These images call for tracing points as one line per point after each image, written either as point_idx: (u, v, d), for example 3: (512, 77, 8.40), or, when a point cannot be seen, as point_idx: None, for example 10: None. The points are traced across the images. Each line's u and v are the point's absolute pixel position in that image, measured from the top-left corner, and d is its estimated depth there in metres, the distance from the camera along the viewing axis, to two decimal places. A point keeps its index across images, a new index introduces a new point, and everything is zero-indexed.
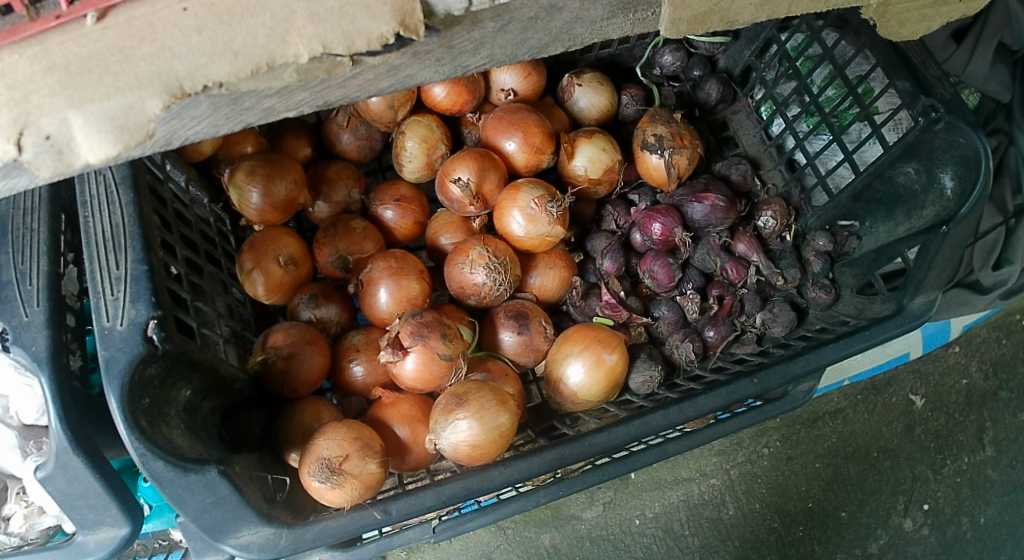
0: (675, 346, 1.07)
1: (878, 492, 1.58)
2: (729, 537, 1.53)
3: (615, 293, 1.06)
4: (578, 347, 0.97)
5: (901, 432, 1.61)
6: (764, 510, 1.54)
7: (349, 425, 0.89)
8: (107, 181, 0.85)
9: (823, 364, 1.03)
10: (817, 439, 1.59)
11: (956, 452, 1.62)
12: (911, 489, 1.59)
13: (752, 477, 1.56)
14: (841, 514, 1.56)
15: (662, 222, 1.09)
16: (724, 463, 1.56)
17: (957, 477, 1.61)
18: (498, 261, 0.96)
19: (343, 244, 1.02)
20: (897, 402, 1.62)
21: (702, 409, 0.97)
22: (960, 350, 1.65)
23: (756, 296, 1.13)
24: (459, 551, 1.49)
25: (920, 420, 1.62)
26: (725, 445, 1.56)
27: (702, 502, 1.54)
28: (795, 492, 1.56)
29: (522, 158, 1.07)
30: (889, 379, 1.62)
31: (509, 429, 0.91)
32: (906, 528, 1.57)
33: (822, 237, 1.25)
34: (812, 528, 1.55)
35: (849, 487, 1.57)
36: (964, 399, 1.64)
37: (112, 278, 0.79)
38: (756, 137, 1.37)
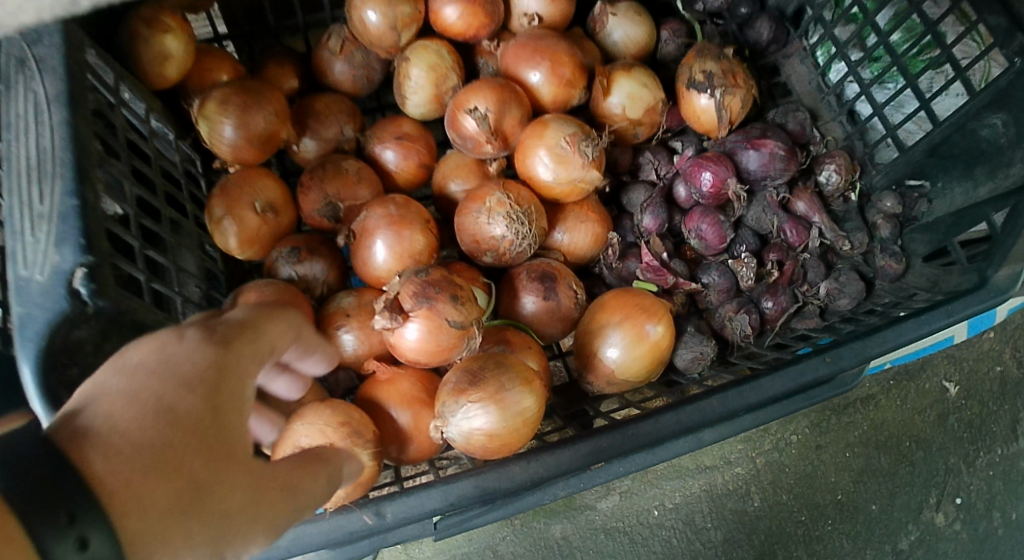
0: (728, 319, 0.90)
1: (910, 484, 1.41)
2: (755, 530, 1.37)
3: (657, 254, 0.88)
4: (616, 316, 0.80)
5: (934, 421, 1.45)
6: (792, 502, 1.38)
7: (336, 406, 0.72)
8: (38, 100, 0.68)
9: (897, 345, 0.84)
10: (848, 427, 1.42)
11: (991, 444, 1.45)
12: (943, 482, 1.42)
13: (780, 467, 1.40)
14: (872, 508, 1.39)
15: (713, 171, 0.92)
16: (750, 450, 1.40)
17: (991, 470, 1.44)
18: (521, 209, 0.79)
19: (332, 187, 0.85)
20: (931, 389, 1.46)
21: (766, 395, 0.81)
22: (994, 336, 1.49)
23: (820, 262, 0.96)
24: (464, 543, 1.31)
25: (953, 409, 1.46)
26: (751, 431, 1.40)
27: (726, 492, 1.38)
28: (823, 483, 1.40)
29: (549, 93, 0.89)
30: (923, 363, 1.47)
31: (534, 417, 0.75)
32: (938, 523, 1.41)
33: (891, 198, 1.07)
34: (840, 522, 1.38)
35: (880, 479, 1.41)
36: (997, 388, 1.48)
37: (34, 216, 0.64)
38: (812, 84, 1.19)
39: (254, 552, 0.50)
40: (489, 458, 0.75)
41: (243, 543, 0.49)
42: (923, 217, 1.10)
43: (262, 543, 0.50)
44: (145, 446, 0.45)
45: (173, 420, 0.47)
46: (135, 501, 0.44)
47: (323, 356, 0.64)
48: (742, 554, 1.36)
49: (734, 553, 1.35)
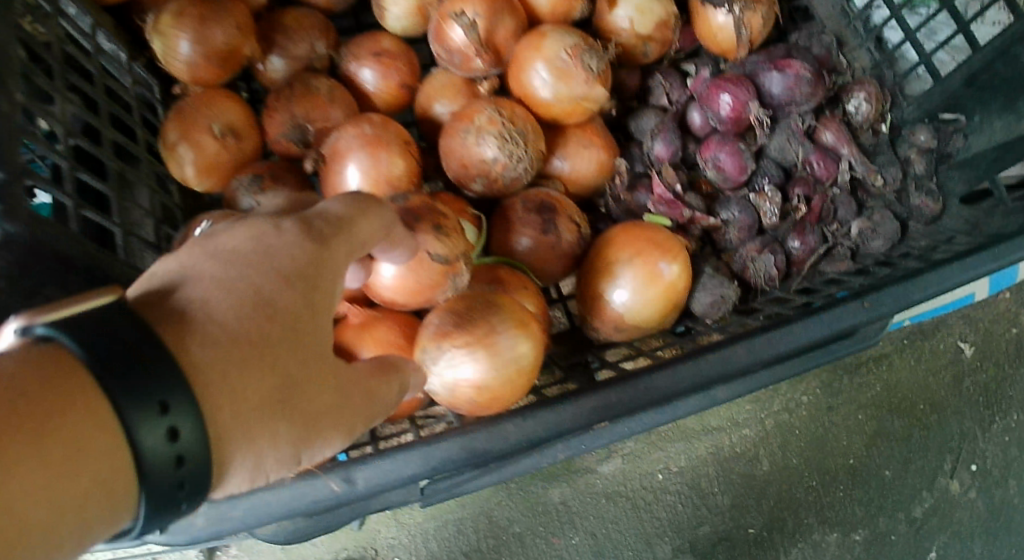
0: (750, 259, 0.80)
1: (924, 449, 1.33)
2: (764, 496, 1.28)
3: (670, 186, 0.78)
4: (625, 253, 0.70)
5: (949, 384, 1.36)
6: (802, 466, 1.29)
7: None
8: None
9: (945, 289, 0.75)
10: (860, 388, 1.33)
11: (1007, 410, 1.36)
12: (959, 447, 1.34)
13: (789, 429, 1.31)
14: (885, 473, 1.31)
15: (733, 93, 0.82)
16: (758, 412, 1.31)
17: (1007, 436, 1.35)
18: (516, 129, 0.69)
19: (302, 108, 0.76)
20: (945, 349, 1.37)
21: (798, 343, 0.71)
22: (1012, 297, 1.40)
23: (851, 198, 0.86)
24: (455, 508, 1.23)
25: (969, 371, 1.37)
26: (759, 392, 1.31)
27: (733, 456, 1.29)
28: (835, 446, 1.31)
29: (548, 4, 0.79)
30: (937, 322, 1.37)
31: (528, 368, 0.65)
32: (953, 491, 1.32)
33: (924, 130, 0.98)
34: (853, 488, 1.30)
35: (894, 443, 1.32)
36: (1015, 349, 1.38)
37: None
38: (836, 7, 1.06)
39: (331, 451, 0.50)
40: (477, 414, 0.66)
41: (320, 440, 0.48)
42: (959, 155, 0.99)
43: (337, 443, 0.50)
44: (241, 336, 0.44)
45: (265, 312, 0.46)
46: (226, 387, 0.43)
47: (405, 251, 0.59)
48: (751, 520, 1.26)
49: (743, 517, 1.26)
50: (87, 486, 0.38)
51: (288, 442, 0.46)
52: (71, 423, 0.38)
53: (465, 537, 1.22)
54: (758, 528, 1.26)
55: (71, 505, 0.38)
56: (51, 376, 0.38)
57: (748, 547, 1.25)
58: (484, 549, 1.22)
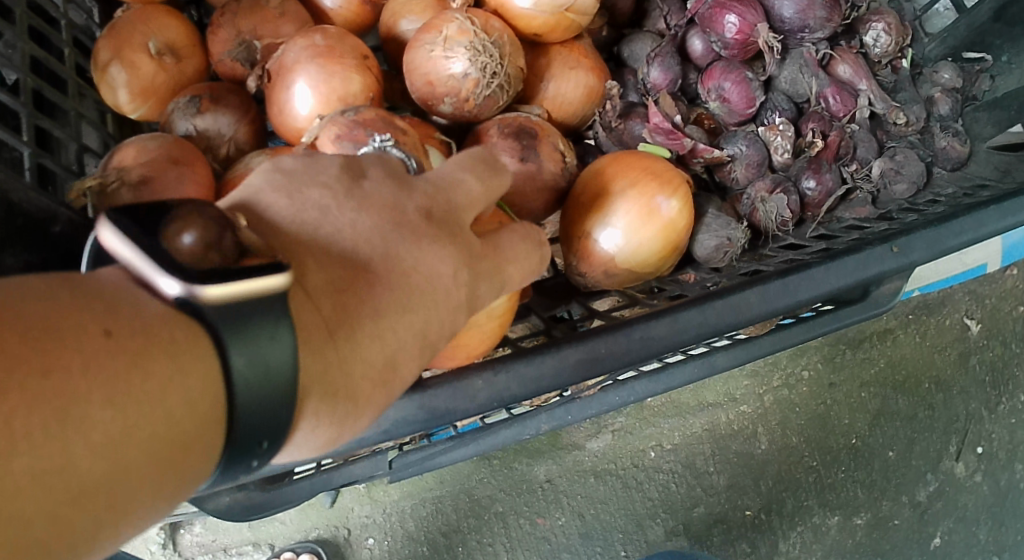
0: (760, 201, 0.70)
1: (929, 430, 1.24)
2: (763, 476, 1.19)
3: (668, 116, 0.69)
4: (620, 184, 0.61)
5: (955, 361, 1.27)
6: (803, 445, 1.21)
7: None
8: None
9: (979, 236, 0.67)
10: (863, 364, 1.25)
11: (1014, 390, 1.27)
12: (965, 428, 1.25)
13: (790, 406, 1.22)
14: (890, 454, 1.22)
15: (739, 14, 0.72)
16: (757, 387, 1.22)
17: (1013, 419, 1.27)
18: (490, 40, 0.60)
19: (248, 23, 0.66)
20: (951, 326, 1.28)
21: (818, 292, 0.61)
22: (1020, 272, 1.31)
23: (871, 136, 0.78)
24: (434, 486, 1.15)
25: (975, 349, 1.28)
26: (759, 365, 1.23)
27: (729, 434, 1.20)
28: (838, 425, 1.22)
29: None
30: (942, 297, 1.29)
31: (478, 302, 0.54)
32: (958, 474, 1.24)
33: (949, 68, 0.88)
34: (856, 469, 1.21)
35: (900, 422, 1.24)
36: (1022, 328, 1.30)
37: None
38: None
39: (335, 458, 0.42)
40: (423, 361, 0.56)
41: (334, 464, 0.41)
42: (985, 98, 0.89)
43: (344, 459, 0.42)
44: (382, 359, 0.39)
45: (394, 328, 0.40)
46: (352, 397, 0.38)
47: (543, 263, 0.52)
48: (748, 502, 1.18)
49: (738, 501, 1.18)
50: (174, 474, 0.31)
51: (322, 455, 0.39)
52: (180, 395, 0.30)
53: (443, 517, 1.14)
54: (755, 510, 1.17)
55: (150, 492, 0.30)
56: (175, 336, 0.30)
57: (746, 530, 1.17)
58: (463, 530, 1.13)
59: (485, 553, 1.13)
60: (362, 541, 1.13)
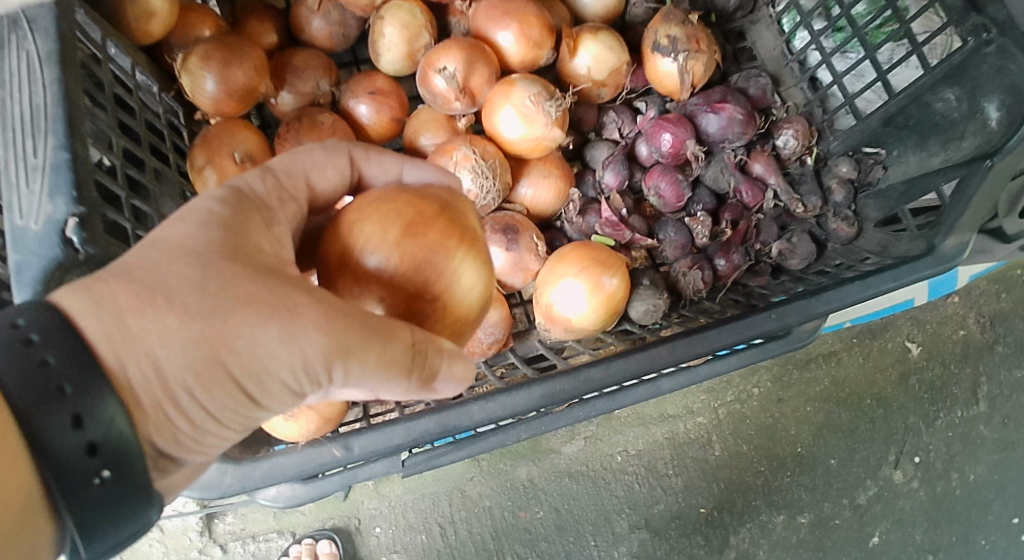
0: (682, 273, 0.95)
1: (870, 440, 1.48)
2: (715, 479, 1.43)
3: (616, 211, 0.94)
4: (575, 267, 0.86)
5: (896, 380, 1.51)
6: (751, 453, 1.46)
7: None
8: (30, 57, 0.70)
9: (844, 305, 0.93)
10: (810, 382, 1.50)
11: (951, 406, 1.51)
12: (903, 440, 1.49)
13: (741, 418, 1.47)
14: (830, 461, 1.46)
15: (673, 132, 0.97)
16: (712, 401, 1.47)
17: (950, 431, 1.50)
18: (487, 163, 0.85)
19: (308, 139, 0.91)
20: (893, 348, 1.53)
21: (713, 345, 0.88)
22: (959, 301, 1.56)
23: (774, 223, 1.02)
24: (432, 483, 1.39)
25: (915, 369, 1.52)
26: (714, 383, 1.47)
27: (687, 441, 1.44)
28: (784, 436, 1.47)
29: (518, 53, 0.95)
30: (886, 323, 1.53)
31: (393, 236, 0.62)
32: (896, 480, 1.47)
33: (846, 163, 1.11)
34: (800, 474, 1.45)
35: (840, 435, 1.48)
36: (960, 350, 1.54)
37: (28, 167, 0.66)
38: (778, 50, 1.21)
39: (271, 333, 0.54)
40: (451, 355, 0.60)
41: (289, 351, 0.54)
42: (878, 184, 1.14)
43: (269, 329, 0.54)
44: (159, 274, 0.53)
45: (196, 266, 0.54)
46: (152, 313, 0.52)
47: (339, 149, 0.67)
48: (702, 501, 1.42)
49: (693, 500, 1.42)
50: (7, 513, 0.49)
51: (253, 362, 0.54)
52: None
53: (439, 509, 1.38)
54: (708, 508, 1.42)
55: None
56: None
57: (701, 525, 1.41)
58: (457, 520, 1.38)
59: (475, 541, 1.37)
60: (371, 528, 1.38)
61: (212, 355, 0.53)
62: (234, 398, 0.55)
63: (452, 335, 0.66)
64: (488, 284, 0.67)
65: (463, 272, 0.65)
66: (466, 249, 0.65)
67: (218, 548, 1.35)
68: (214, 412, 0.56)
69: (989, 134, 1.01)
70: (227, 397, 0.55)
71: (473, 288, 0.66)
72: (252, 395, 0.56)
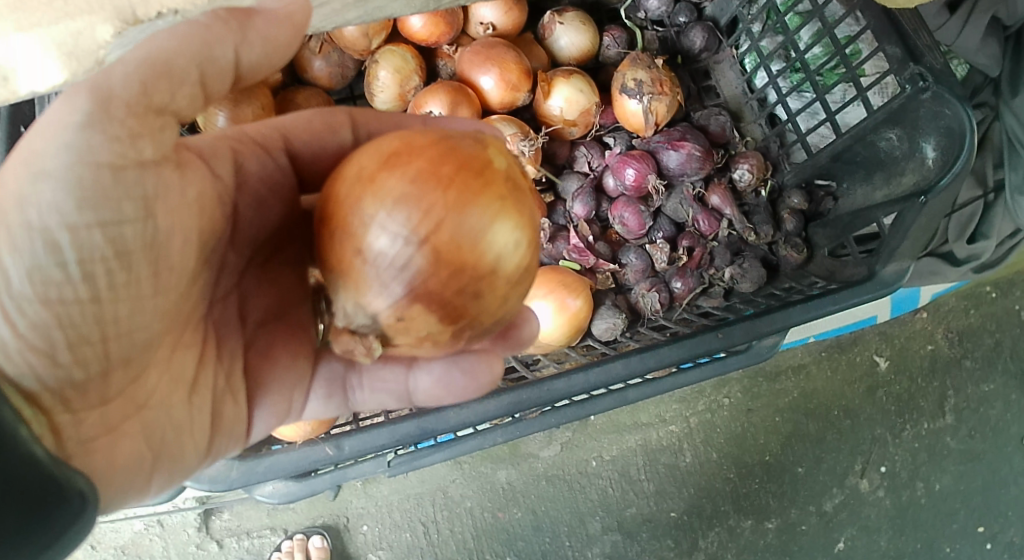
0: (641, 295, 1.13)
1: (836, 450, 1.59)
2: (685, 484, 1.53)
3: (583, 238, 1.13)
4: (544, 289, 1.01)
5: (863, 392, 1.61)
6: (721, 460, 1.55)
7: (272, 294, 0.81)
8: None
9: (787, 325, 1.05)
10: (778, 393, 1.59)
11: (916, 418, 1.61)
12: (869, 450, 1.59)
13: (711, 426, 1.56)
14: (797, 469, 1.57)
15: (636, 167, 1.11)
16: (684, 410, 1.56)
17: (915, 442, 1.60)
18: None
19: None
20: (861, 362, 1.62)
21: (665, 360, 1.02)
22: (928, 316, 1.66)
23: (727, 249, 1.16)
24: (416, 485, 1.48)
25: (883, 382, 1.62)
26: (686, 393, 1.56)
27: (660, 448, 1.54)
28: (753, 444, 1.57)
29: (497, 96, 1.07)
30: (855, 338, 1.62)
31: (371, 167, 0.64)
32: (862, 488, 1.57)
33: (797, 195, 1.22)
34: (767, 481, 1.56)
35: (807, 443, 1.58)
36: (928, 364, 1.64)
37: None
38: (738, 87, 1.30)
39: (51, 145, 0.56)
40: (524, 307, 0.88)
41: (85, 150, 0.57)
42: (830, 214, 1.22)
43: (53, 146, 0.56)
44: None
45: None
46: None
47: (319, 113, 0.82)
48: (673, 506, 1.52)
49: (664, 504, 1.52)
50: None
51: (69, 197, 0.57)
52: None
53: (423, 509, 1.48)
54: (679, 512, 1.52)
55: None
56: None
57: (671, 528, 1.51)
58: (439, 519, 1.48)
59: (456, 539, 1.47)
60: (358, 526, 1.48)
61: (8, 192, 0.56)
62: (99, 251, 0.59)
63: (459, 287, 0.63)
64: (503, 220, 0.64)
65: (473, 213, 0.63)
66: (462, 178, 0.63)
67: (215, 542, 1.45)
68: (93, 288, 0.59)
69: (926, 171, 1.04)
70: (94, 255, 0.58)
71: (478, 226, 0.63)
72: (118, 235, 0.59)
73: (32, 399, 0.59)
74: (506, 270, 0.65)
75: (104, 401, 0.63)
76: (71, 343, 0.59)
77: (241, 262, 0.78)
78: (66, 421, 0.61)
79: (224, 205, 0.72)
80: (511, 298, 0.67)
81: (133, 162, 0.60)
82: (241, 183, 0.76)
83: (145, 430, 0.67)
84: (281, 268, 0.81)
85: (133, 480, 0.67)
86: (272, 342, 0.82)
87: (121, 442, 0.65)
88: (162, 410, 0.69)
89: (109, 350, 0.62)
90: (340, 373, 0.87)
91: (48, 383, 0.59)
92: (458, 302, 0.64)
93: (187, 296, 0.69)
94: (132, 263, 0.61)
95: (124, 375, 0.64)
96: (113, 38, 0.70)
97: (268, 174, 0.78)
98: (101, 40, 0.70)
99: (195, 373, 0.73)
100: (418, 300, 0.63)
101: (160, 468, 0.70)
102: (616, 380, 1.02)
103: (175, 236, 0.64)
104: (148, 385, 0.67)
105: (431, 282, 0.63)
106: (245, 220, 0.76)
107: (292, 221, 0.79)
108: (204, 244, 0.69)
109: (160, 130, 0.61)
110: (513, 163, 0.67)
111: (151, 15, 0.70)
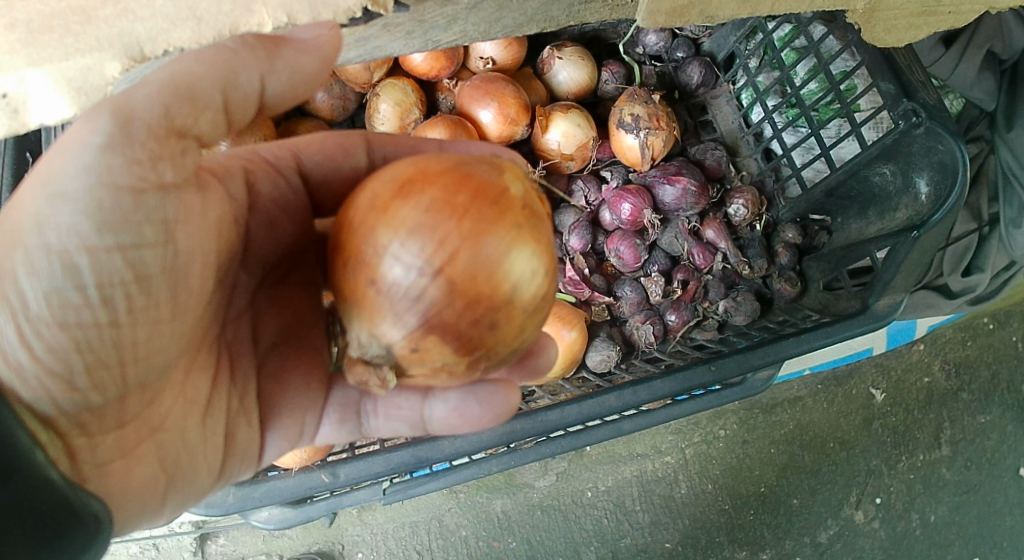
0: (636, 327, 1.16)
1: (831, 482, 1.58)
2: (680, 515, 1.53)
3: (579, 270, 1.15)
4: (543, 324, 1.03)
5: (858, 424, 1.62)
6: (717, 491, 1.55)
7: (283, 317, 0.81)
8: None
9: (779, 358, 1.05)
10: (774, 425, 1.60)
11: (911, 449, 1.62)
12: (865, 482, 1.59)
13: (707, 458, 1.56)
14: (792, 501, 1.56)
15: (632, 203, 1.14)
16: (680, 441, 1.56)
17: (910, 473, 1.60)
18: None
19: None
20: (858, 394, 1.63)
21: (658, 393, 1.03)
22: (925, 348, 1.67)
23: (721, 282, 1.20)
24: (411, 512, 1.48)
25: (879, 414, 1.63)
26: (682, 424, 1.56)
27: (655, 479, 1.54)
28: (749, 476, 1.57)
29: (496, 130, 1.09)
30: (851, 371, 1.63)
31: (385, 196, 0.65)
32: (857, 520, 1.57)
33: (792, 229, 1.23)
34: (762, 512, 1.56)
35: (802, 475, 1.58)
36: (924, 397, 1.65)
37: None
38: (734, 123, 1.32)
39: (72, 170, 0.57)
40: (542, 336, 0.88)
41: (105, 172, 0.58)
42: (824, 247, 1.23)
43: (73, 168, 0.57)
44: None
45: None
46: None
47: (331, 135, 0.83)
48: (667, 536, 1.52)
49: (659, 535, 1.52)
50: None
51: (88, 220, 0.58)
52: None
53: (417, 537, 1.48)
54: (673, 543, 1.51)
55: None
56: None
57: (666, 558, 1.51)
58: (434, 547, 1.47)
59: None
60: (352, 554, 1.47)
61: (26, 215, 0.57)
62: (119, 275, 0.60)
63: (474, 318, 0.64)
64: (520, 248, 0.65)
65: (488, 242, 0.64)
66: (476, 206, 0.64)
67: None
68: (111, 312, 0.60)
69: (919, 207, 1.05)
70: (113, 279, 0.60)
71: (495, 254, 0.64)
72: (138, 259, 0.60)
73: (49, 422, 0.60)
74: (523, 298, 0.65)
75: (120, 424, 0.65)
76: (89, 368, 0.60)
77: (252, 282, 0.79)
78: (82, 445, 0.62)
79: (238, 225, 0.73)
80: (529, 327, 0.67)
81: (154, 185, 0.60)
82: (253, 204, 0.77)
83: (159, 453, 0.69)
84: (293, 289, 0.81)
85: (144, 503, 0.68)
86: (284, 364, 0.82)
87: (134, 466, 0.66)
88: (175, 434, 0.70)
89: (127, 375, 0.63)
90: (356, 399, 0.87)
91: (66, 408, 0.60)
92: (474, 333, 0.65)
93: (201, 319, 0.70)
94: (149, 285, 0.62)
95: (137, 401, 0.65)
96: (121, 75, 0.67)
97: (281, 195, 0.80)
98: (110, 76, 0.66)
99: (208, 396, 0.74)
100: (432, 330, 0.64)
101: (174, 491, 0.71)
102: (612, 413, 1.03)
103: (193, 258, 0.65)
104: (162, 408, 0.68)
105: (447, 313, 0.64)
106: (257, 240, 0.77)
107: (304, 240, 0.81)
108: (219, 266, 0.70)
109: (181, 153, 0.62)
110: (531, 189, 0.68)
111: (159, 54, 0.66)
